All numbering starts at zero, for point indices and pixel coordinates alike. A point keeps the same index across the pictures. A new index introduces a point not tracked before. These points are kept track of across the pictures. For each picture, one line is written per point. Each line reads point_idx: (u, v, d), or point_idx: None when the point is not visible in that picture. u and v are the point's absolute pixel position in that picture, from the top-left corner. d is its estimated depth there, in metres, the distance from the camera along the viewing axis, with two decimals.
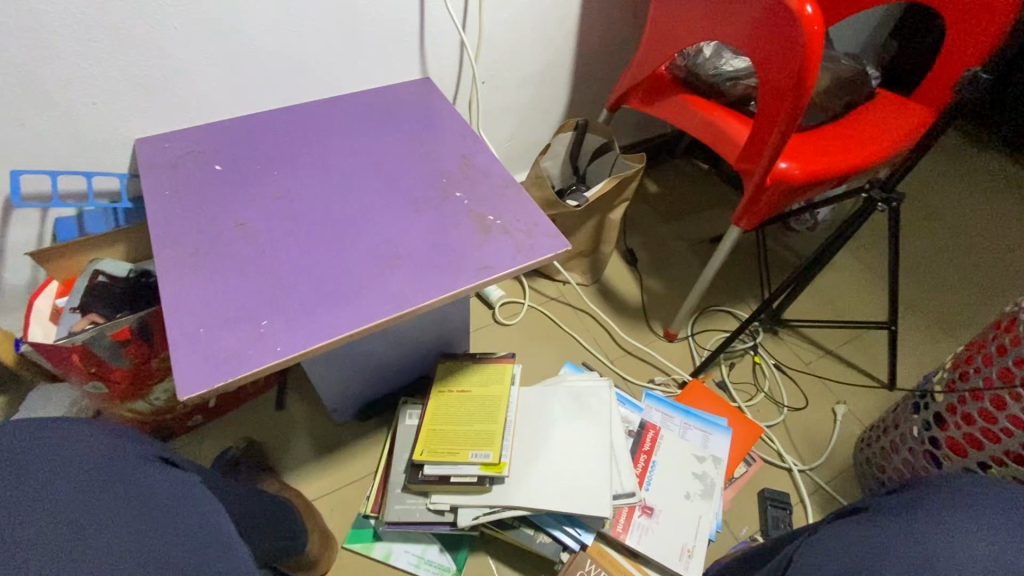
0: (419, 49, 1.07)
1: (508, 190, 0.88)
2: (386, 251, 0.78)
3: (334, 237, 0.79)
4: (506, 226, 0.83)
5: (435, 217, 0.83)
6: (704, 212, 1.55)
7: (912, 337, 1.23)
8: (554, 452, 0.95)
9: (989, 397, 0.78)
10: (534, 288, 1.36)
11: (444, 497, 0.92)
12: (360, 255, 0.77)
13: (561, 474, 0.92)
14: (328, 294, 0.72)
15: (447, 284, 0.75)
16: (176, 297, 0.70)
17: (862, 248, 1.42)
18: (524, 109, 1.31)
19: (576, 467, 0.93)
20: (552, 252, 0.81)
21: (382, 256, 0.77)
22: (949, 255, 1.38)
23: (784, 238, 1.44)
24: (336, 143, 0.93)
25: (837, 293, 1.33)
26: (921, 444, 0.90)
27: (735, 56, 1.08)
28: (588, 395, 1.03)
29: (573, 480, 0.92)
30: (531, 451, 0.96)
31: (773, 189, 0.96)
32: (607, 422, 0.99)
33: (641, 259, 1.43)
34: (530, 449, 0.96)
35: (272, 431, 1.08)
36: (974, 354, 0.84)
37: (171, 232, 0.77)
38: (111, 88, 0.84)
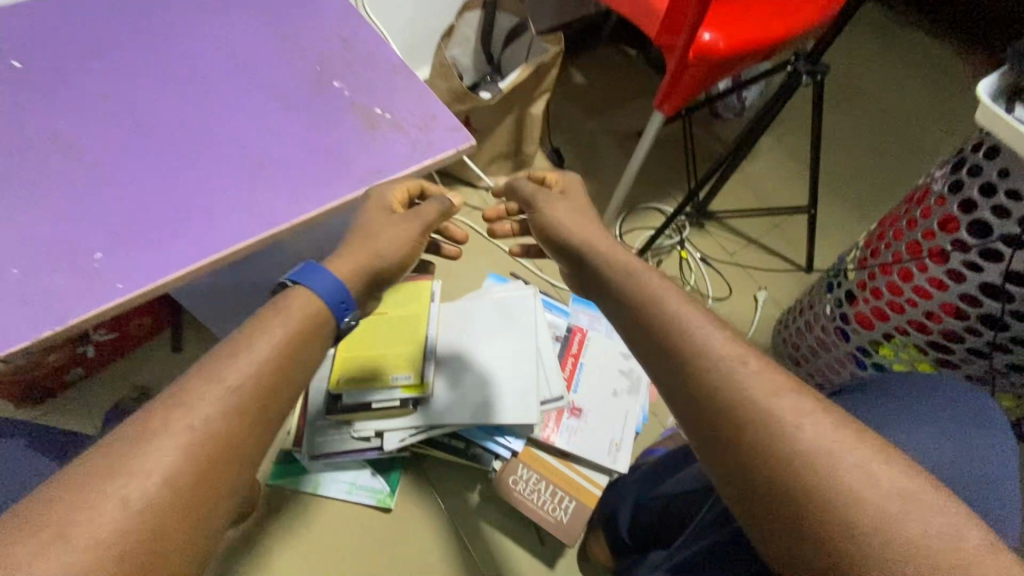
0: None
1: (398, 77, 0.75)
2: (249, 157, 0.65)
3: (181, 147, 0.64)
4: (397, 120, 0.71)
5: (310, 114, 0.70)
6: (633, 102, 1.45)
7: (831, 219, 1.25)
8: (477, 367, 0.91)
9: (896, 270, 0.79)
10: (455, 197, 1.26)
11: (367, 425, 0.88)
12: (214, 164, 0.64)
13: (484, 387, 0.90)
14: (181, 214, 0.60)
15: (329, 194, 0.64)
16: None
17: (787, 133, 1.39)
18: None
19: (501, 379, 0.90)
20: (452, 148, 0.70)
21: (242, 165, 0.64)
22: (869, 135, 1.37)
23: (712, 126, 1.38)
24: (173, 27, 0.74)
25: (761, 181, 1.31)
26: (833, 320, 0.93)
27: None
28: (510, 306, 0.98)
29: (497, 391, 0.89)
30: (454, 369, 0.91)
31: (697, 65, 0.87)
32: (532, 332, 0.95)
33: (568, 158, 1.34)
34: (453, 366, 0.92)
35: (169, 376, 1.02)
36: (885, 230, 0.84)
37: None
38: None
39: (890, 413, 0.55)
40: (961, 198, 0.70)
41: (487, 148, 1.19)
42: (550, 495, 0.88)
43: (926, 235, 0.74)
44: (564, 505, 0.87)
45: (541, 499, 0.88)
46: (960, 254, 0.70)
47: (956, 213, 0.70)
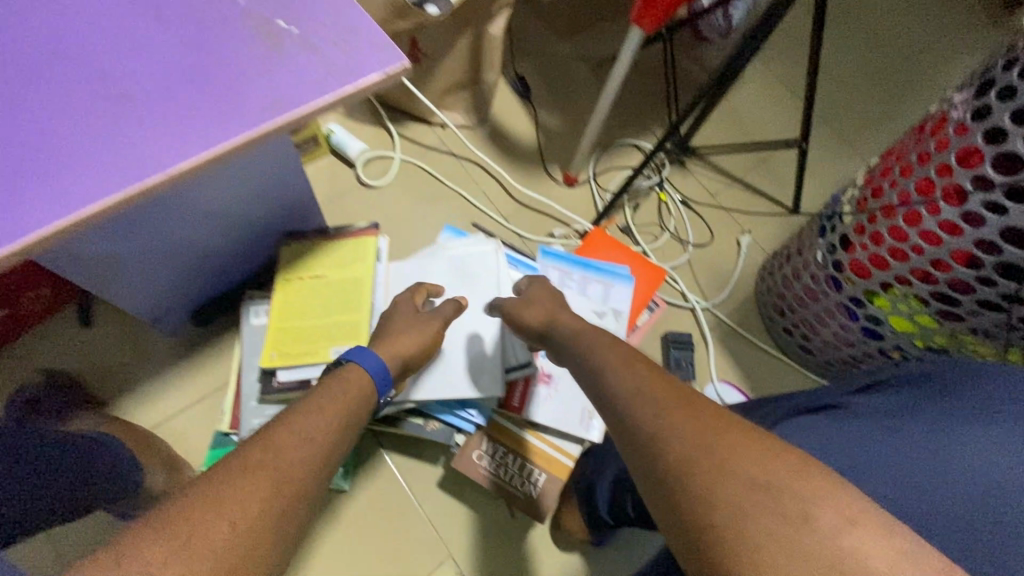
0: None
1: None
2: (110, 92, 0.51)
3: (16, 80, 0.49)
4: (305, 36, 0.56)
5: (191, 28, 0.54)
6: None
7: (822, 154, 1.14)
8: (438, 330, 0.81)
9: (901, 212, 0.69)
10: (406, 137, 1.10)
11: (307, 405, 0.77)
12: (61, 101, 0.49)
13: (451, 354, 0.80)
14: (23, 170, 0.47)
15: (217, 138, 0.51)
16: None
17: (778, 56, 1.24)
18: None
19: (466, 342, 0.80)
20: (379, 71, 0.55)
21: (102, 103, 0.50)
22: (865, 56, 1.24)
23: (695, 48, 1.22)
24: None
25: (747, 113, 1.18)
26: (825, 268, 0.84)
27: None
28: (465, 259, 0.86)
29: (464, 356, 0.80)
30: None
31: None
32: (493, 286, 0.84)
33: (535, 88, 1.18)
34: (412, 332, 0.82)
35: (81, 354, 0.89)
36: (890, 166, 0.74)
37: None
38: None
39: (953, 430, 0.45)
40: (987, 126, 0.59)
41: (439, 78, 1.02)
42: (519, 469, 0.81)
43: (941, 171, 0.65)
44: (535, 479, 0.81)
45: (507, 473, 0.81)
46: (982, 192, 0.60)
47: (980, 144, 0.60)
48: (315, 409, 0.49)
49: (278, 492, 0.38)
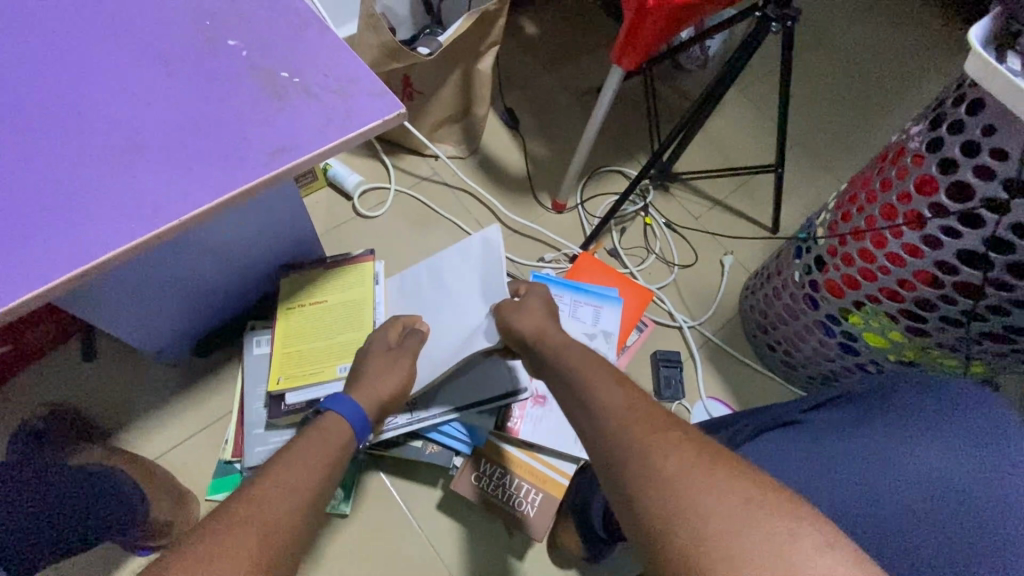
0: None
1: (307, 32, 0.62)
2: (123, 143, 0.54)
3: (38, 132, 0.53)
4: (307, 86, 0.60)
5: (201, 81, 0.58)
6: (591, 54, 1.34)
7: (797, 178, 1.20)
8: (451, 325, 0.79)
9: (869, 236, 0.74)
10: (401, 168, 1.14)
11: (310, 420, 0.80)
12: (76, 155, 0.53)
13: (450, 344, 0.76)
14: (49, 220, 0.51)
15: (226, 183, 0.55)
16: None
17: (753, 84, 1.31)
18: None
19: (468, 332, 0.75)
20: (377, 118, 0.59)
21: (116, 153, 0.54)
22: (834, 85, 1.31)
23: (675, 80, 1.28)
24: None
25: (725, 140, 1.24)
26: (802, 288, 0.89)
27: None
28: (478, 251, 0.82)
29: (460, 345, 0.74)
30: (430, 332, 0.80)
31: (656, 13, 0.77)
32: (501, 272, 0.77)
33: (523, 119, 1.23)
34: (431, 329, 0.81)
35: (85, 387, 0.90)
36: (857, 192, 0.79)
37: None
38: None
39: (900, 446, 0.53)
40: (940, 157, 0.64)
41: (432, 113, 1.07)
42: (515, 489, 0.84)
43: (902, 197, 0.69)
44: (530, 499, 0.83)
45: (505, 493, 0.83)
46: (938, 218, 0.65)
47: (935, 174, 0.65)
48: (293, 460, 0.50)
49: (237, 541, 0.39)
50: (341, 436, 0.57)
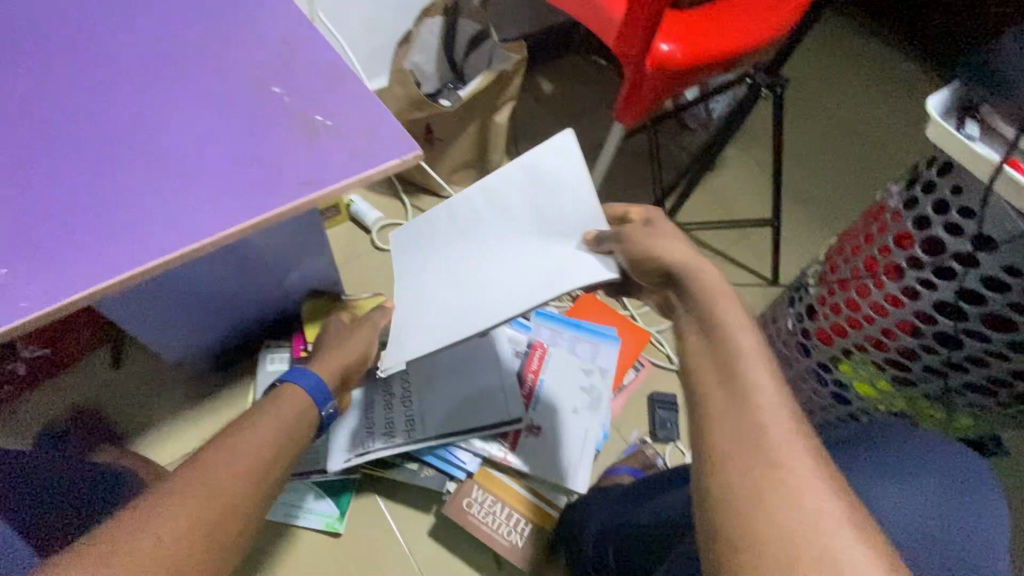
0: None
1: (341, 82, 0.71)
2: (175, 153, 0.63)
3: (106, 156, 0.62)
4: (338, 127, 0.68)
5: (247, 120, 0.67)
6: (602, 112, 1.44)
7: (796, 232, 1.24)
8: (503, 261, 0.55)
9: (854, 286, 0.77)
10: (419, 207, 1.23)
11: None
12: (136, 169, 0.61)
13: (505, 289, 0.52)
14: (105, 232, 0.58)
15: (259, 207, 0.62)
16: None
17: (755, 143, 1.39)
18: None
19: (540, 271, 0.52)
20: (396, 158, 0.67)
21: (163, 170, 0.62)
22: (834, 149, 1.38)
23: (680, 137, 1.37)
24: (103, 27, 0.71)
25: (727, 193, 1.31)
26: (794, 335, 0.91)
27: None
28: (553, 162, 0.55)
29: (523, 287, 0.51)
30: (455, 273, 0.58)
31: (653, 77, 0.85)
32: (595, 202, 0.53)
33: None
34: (461, 270, 0.58)
35: (110, 393, 0.96)
36: (843, 244, 0.83)
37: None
38: None
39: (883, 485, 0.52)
40: (915, 214, 0.69)
41: (450, 157, 1.17)
42: (505, 516, 0.85)
43: (882, 250, 0.74)
44: (520, 528, 0.84)
45: (495, 522, 0.85)
46: (915, 270, 0.69)
47: (911, 229, 0.69)
48: (248, 426, 0.56)
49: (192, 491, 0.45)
50: (301, 407, 0.63)
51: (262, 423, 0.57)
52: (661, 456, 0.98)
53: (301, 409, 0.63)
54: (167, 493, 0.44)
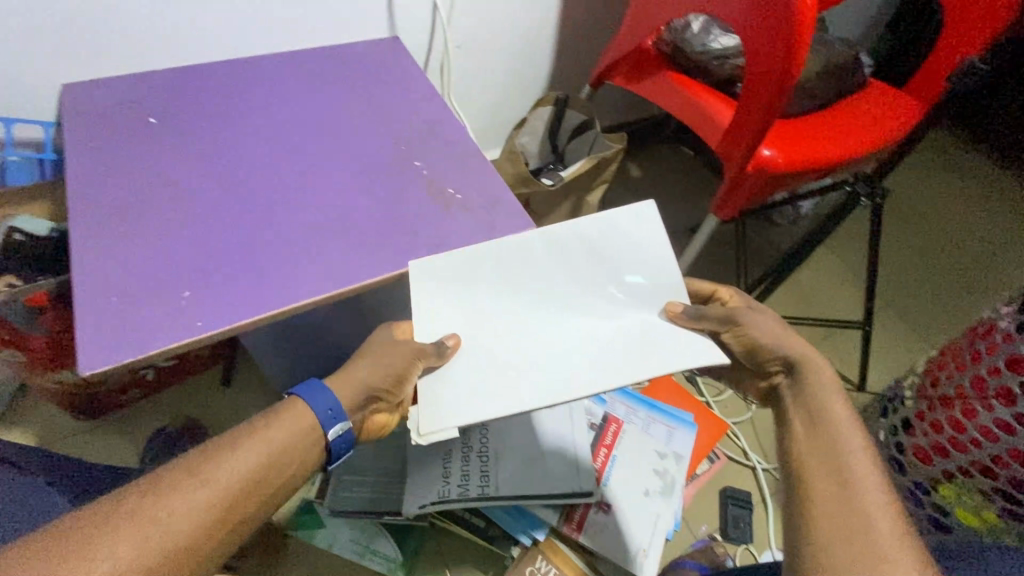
0: (387, 7, 1.00)
1: (472, 161, 0.81)
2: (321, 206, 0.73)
3: (275, 202, 0.72)
4: (466, 200, 0.77)
5: (390, 185, 0.77)
6: (687, 200, 1.51)
7: (886, 339, 1.21)
8: (582, 317, 0.57)
9: (959, 405, 0.75)
10: None
11: (395, 453, 0.92)
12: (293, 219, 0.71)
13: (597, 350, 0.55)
14: (267, 268, 0.66)
15: (394, 261, 0.69)
16: (87, 258, 0.64)
17: (844, 244, 1.39)
18: (502, 80, 1.25)
19: (631, 337, 0.55)
20: (515, 232, 0.74)
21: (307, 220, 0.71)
22: (929, 260, 1.35)
23: (767, 231, 1.39)
24: (287, 101, 0.86)
25: (814, 291, 1.30)
26: (887, 449, 0.88)
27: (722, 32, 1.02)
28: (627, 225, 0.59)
29: (621, 355, 0.54)
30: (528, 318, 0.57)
31: (755, 176, 0.90)
32: (675, 272, 0.58)
33: None
34: (537, 315, 0.57)
35: (217, 408, 1.06)
36: (946, 360, 0.81)
37: (87, 184, 0.70)
38: (35, 22, 0.78)
39: None
40: None
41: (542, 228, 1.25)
42: None
43: (990, 372, 0.72)
44: None
45: None
46: None
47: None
48: (228, 457, 0.51)
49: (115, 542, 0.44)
50: (305, 445, 0.55)
51: (247, 457, 0.51)
52: (731, 557, 0.94)
53: (293, 441, 0.54)
54: (112, 521, 0.45)
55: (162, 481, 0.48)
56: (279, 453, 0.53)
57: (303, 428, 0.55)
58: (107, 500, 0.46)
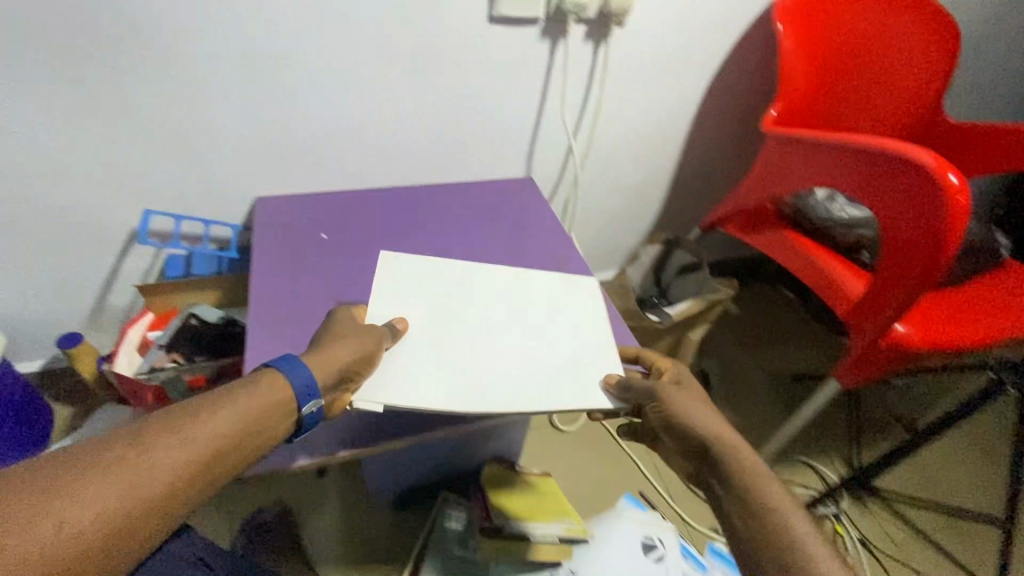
0: (527, 152, 1.13)
1: (598, 304, 0.87)
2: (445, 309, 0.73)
3: None
4: None
5: None
6: (787, 346, 1.50)
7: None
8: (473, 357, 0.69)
9: None
10: None
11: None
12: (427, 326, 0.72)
13: (509, 362, 0.69)
14: None
15: None
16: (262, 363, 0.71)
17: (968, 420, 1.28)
18: (614, 216, 1.34)
19: (561, 359, 0.71)
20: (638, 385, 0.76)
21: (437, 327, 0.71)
22: None
23: (878, 395, 1.35)
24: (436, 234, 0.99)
25: (933, 472, 1.22)
26: None
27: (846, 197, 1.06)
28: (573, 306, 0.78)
29: (546, 371, 0.69)
30: (481, 340, 0.71)
31: (890, 351, 0.88)
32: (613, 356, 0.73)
33: (714, 385, 1.39)
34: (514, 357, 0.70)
35: (305, 497, 1.07)
36: None
37: (266, 297, 0.81)
38: (251, 150, 0.95)
39: None
40: None
41: None
42: None
43: None
44: None
45: None
46: None
47: None
48: (204, 418, 0.52)
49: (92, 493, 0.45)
50: (278, 414, 0.55)
51: (227, 420, 0.52)
52: None
53: (270, 407, 0.55)
54: (113, 466, 0.47)
55: (141, 438, 0.49)
56: (254, 414, 0.54)
57: (282, 396, 0.56)
58: (87, 447, 0.48)
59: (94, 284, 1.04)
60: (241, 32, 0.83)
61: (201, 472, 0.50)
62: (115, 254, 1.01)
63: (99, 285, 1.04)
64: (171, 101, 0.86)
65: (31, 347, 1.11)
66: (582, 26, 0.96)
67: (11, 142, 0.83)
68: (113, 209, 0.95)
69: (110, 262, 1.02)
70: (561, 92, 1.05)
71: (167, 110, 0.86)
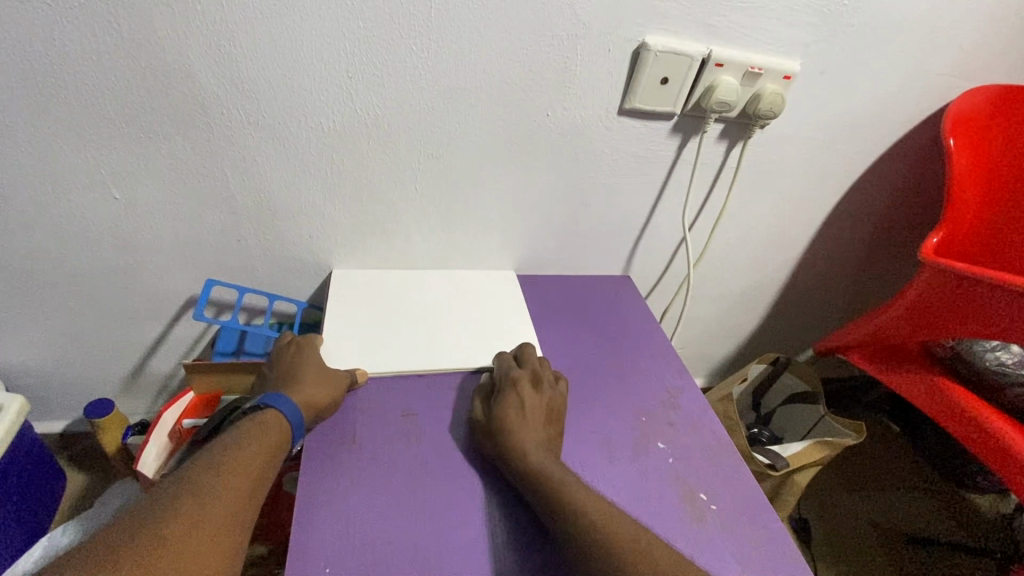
0: (629, 252, 1.00)
1: (724, 456, 0.71)
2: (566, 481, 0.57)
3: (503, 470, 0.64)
4: (721, 516, 0.64)
5: (634, 473, 0.67)
6: (903, 493, 1.26)
7: None
8: (444, 336, 0.80)
9: None
10: None
11: None
12: (540, 487, 0.58)
13: (456, 338, 0.80)
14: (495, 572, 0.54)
15: None
16: (310, 526, 0.55)
17: None
18: (709, 324, 1.19)
19: (491, 327, 0.83)
20: None
21: (558, 494, 0.57)
22: None
23: None
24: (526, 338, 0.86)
25: None
26: None
27: (1013, 346, 0.91)
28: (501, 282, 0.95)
29: (485, 346, 0.79)
30: (422, 322, 0.82)
31: None
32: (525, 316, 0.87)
33: (816, 537, 1.16)
34: (469, 331, 0.82)
35: None
36: None
37: (326, 427, 0.65)
38: (332, 226, 0.85)
39: None
40: None
41: None
42: None
43: None
44: None
45: None
46: None
47: None
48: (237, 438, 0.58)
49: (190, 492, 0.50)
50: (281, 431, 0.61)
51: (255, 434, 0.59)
52: None
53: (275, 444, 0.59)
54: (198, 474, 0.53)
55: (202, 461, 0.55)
56: (271, 452, 0.58)
57: (283, 429, 0.61)
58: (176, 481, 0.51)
59: (137, 349, 0.94)
60: (340, 109, 0.72)
61: (250, 509, 0.53)
62: (165, 321, 0.91)
63: (143, 350, 0.95)
64: (256, 168, 0.76)
65: (56, 408, 1.00)
66: (720, 125, 0.84)
67: (72, 205, 0.75)
68: (170, 275, 0.85)
69: (157, 329, 0.92)
70: (680, 191, 0.92)
71: (249, 177, 0.77)
